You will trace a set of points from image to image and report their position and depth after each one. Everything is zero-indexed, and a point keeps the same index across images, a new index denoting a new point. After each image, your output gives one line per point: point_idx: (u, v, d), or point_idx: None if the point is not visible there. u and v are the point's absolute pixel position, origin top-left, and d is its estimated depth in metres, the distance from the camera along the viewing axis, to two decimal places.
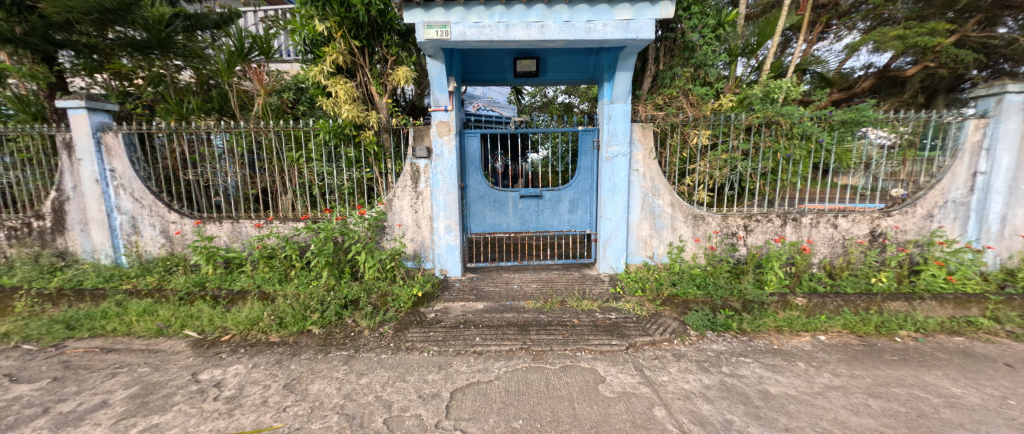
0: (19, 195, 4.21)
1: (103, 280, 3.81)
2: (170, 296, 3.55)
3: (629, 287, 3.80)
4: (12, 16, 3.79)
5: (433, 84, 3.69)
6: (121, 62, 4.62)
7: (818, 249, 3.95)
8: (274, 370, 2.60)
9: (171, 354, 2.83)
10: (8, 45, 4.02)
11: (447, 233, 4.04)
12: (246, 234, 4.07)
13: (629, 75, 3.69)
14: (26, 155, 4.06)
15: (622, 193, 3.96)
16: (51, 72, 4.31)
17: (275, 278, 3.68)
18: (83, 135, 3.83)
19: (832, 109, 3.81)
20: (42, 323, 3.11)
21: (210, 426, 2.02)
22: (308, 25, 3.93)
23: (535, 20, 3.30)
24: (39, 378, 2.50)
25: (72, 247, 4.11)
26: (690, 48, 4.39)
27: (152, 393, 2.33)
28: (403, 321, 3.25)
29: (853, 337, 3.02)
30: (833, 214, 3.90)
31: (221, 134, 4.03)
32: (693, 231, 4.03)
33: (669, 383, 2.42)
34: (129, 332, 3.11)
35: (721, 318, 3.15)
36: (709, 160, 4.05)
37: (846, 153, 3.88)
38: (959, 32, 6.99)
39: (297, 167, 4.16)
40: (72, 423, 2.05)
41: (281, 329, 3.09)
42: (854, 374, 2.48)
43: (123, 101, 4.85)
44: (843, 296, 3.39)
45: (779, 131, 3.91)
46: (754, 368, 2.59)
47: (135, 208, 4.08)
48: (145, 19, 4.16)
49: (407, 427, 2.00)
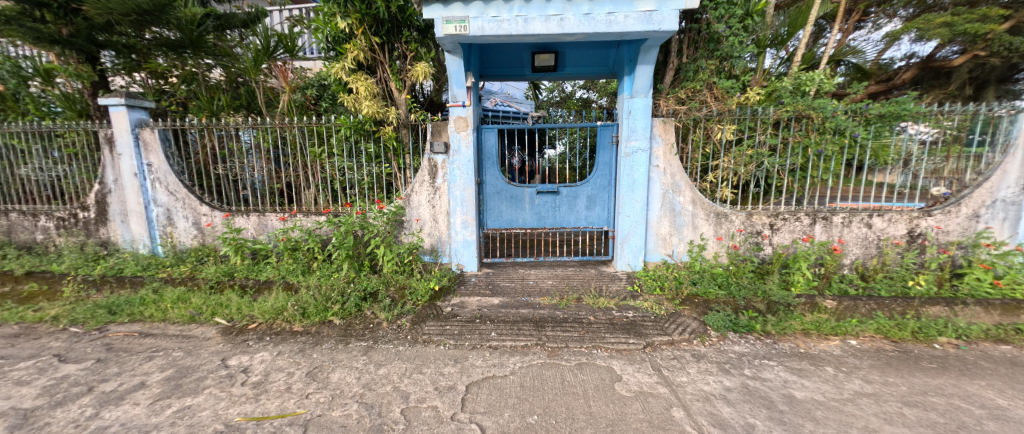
0: (66, 188, 4.48)
1: (141, 269, 4.04)
2: (202, 284, 3.75)
3: (647, 286, 3.75)
4: (58, 19, 4.09)
5: (451, 79, 3.69)
6: (157, 62, 4.85)
7: (850, 249, 3.77)
8: (297, 358, 2.70)
9: (203, 340, 2.98)
10: (56, 46, 4.27)
11: (464, 228, 4.07)
12: (272, 227, 4.22)
13: (650, 67, 3.59)
14: (72, 149, 4.31)
15: (642, 189, 3.89)
16: (94, 71, 4.56)
17: (298, 269, 3.82)
18: (123, 131, 4.05)
19: (869, 102, 3.60)
20: (86, 308, 3.33)
21: (238, 409, 2.12)
22: (330, 22, 4.00)
23: (554, 13, 3.27)
24: (85, 359, 2.68)
25: (114, 237, 4.37)
26: (715, 39, 4.17)
27: (186, 376, 2.46)
28: (420, 314, 3.32)
29: (886, 342, 2.87)
30: (867, 213, 3.71)
31: (248, 130, 4.19)
32: (715, 230, 3.93)
33: (688, 384, 2.37)
34: (165, 318, 3.28)
35: (744, 320, 3.07)
36: (733, 156, 3.91)
37: (882, 149, 3.66)
38: (1015, 17, 6.39)
39: (319, 162, 4.26)
40: (114, 401, 2.19)
41: (304, 318, 3.20)
42: (888, 382, 2.35)
43: (159, 99, 5.10)
44: (877, 300, 3.23)
45: (809, 126, 3.72)
46: (778, 371, 2.50)
47: (170, 201, 4.28)
48: (178, 19, 4.30)
49: (423, 419, 2.04)
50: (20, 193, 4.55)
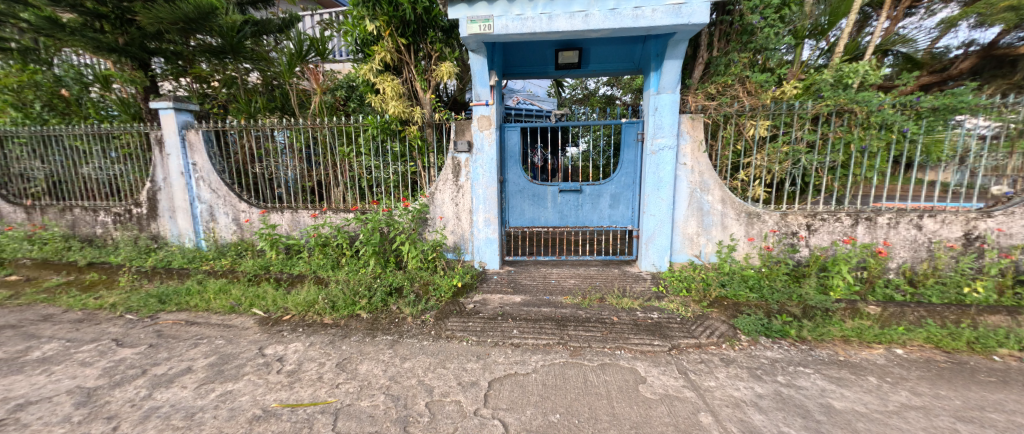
0: (122, 185, 4.86)
1: (187, 261, 4.32)
2: (241, 277, 3.97)
3: (673, 287, 3.66)
4: (115, 29, 4.44)
5: (474, 78, 3.72)
6: (201, 67, 5.16)
7: (897, 253, 3.54)
8: (327, 349, 2.81)
9: (242, 329, 3.16)
10: (113, 55, 4.63)
11: (486, 226, 4.10)
12: (304, 223, 4.41)
13: (678, 62, 3.49)
14: (127, 150, 4.66)
15: (668, 187, 3.79)
16: (146, 77, 4.92)
17: (328, 264, 3.97)
18: (171, 133, 4.34)
19: (921, 94, 3.34)
20: (140, 297, 3.61)
21: (274, 396, 2.24)
22: (359, 25, 4.13)
23: (579, 10, 3.23)
24: (139, 343, 2.91)
25: (164, 231, 4.70)
26: (749, 31, 3.99)
27: (227, 363, 2.62)
28: (443, 310, 3.38)
29: (938, 352, 2.66)
30: (917, 213, 3.46)
31: (282, 130, 4.38)
32: (746, 230, 3.78)
33: (716, 389, 2.30)
34: (208, 307, 3.50)
35: (777, 324, 2.94)
36: (767, 153, 3.73)
37: (935, 144, 3.39)
38: None
39: (348, 161, 4.40)
40: (165, 384, 2.37)
41: (333, 311, 3.33)
42: (939, 395, 2.19)
43: (203, 102, 5.43)
44: (927, 306, 3.00)
45: (852, 121, 3.50)
46: (815, 379, 2.38)
47: (212, 198, 4.55)
48: (220, 26, 4.51)
49: (447, 412, 2.08)
50: (82, 190, 4.95)
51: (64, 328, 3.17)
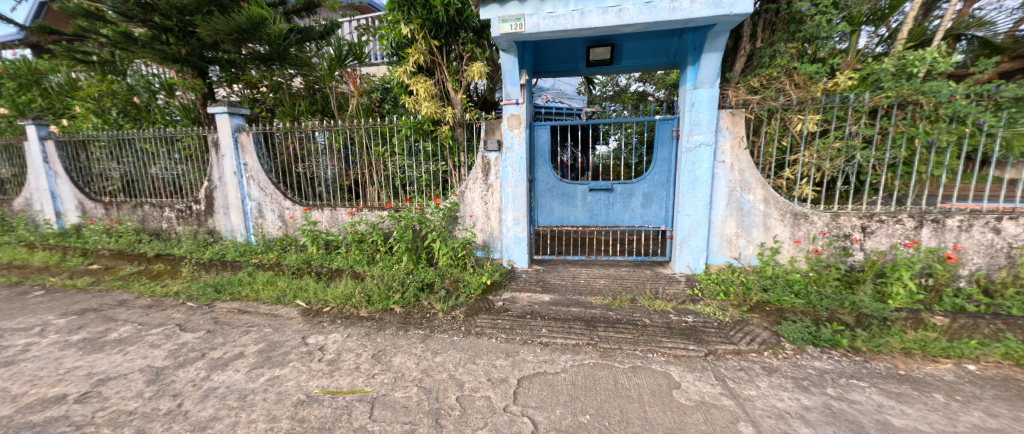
0: (184, 184, 5.31)
1: (239, 254, 4.66)
2: (286, 270, 4.24)
3: (710, 290, 3.50)
4: (179, 41, 4.85)
5: (505, 78, 3.73)
6: (252, 74, 5.56)
7: (969, 259, 3.20)
8: (363, 341, 2.94)
9: (287, 319, 3.37)
10: (177, 65, 5.05)
11: (515, 225, 4.11)
12: (342, 220, 4.62)
13: (717, 55, 3.32)
14: (189, 151, 5.08)
15: (705, 186, 3.63)
16: (205, 84, 5.34)
17: (364, 260, 4.15)
18: (226, 135, 4.69)
19: (1002, 82, 2.98)
20: (199, 287, 3.93)
21: (316, 382, 2.37)
22: (394, 29, 4.27)
23: (612, 5, 3.17)
24: (198, 329, 3.17)
25: (219, 226, 5.09)
26: (797, 19, 3.76)
27: (274, 350, 2.81)
28: (473, 307, 3.44)
29: (1019, 370, 2.37)
30: (994, 215, 3.11)
31: (323, 132, 4.60)
32: (792, 232, 3.56)
33: (757, 398, 2.18)
34: (257, 298, 3.76)
35: (826, 333, 2.75)
36: (815, 149, 3.47)
37: (1019, 138, 3.01)
38: None
39: (382, 160, 4.56)
40: (221, 367, 2.57)
41: (368, 305, 3.48)
42: (1019, 417, 1.96)
43: (253, 106, 5.82)
44: (1005, 319, 2.70)
45: (917, 114, 3.18)
46: (870, 394, 2.20)
47: (260, 196, 4.87)
48: (269, 35, 4.75)
49: (477, 407, 2.12)
50: (150, 188, 5.47)
51: (136, 313, 3.52)
